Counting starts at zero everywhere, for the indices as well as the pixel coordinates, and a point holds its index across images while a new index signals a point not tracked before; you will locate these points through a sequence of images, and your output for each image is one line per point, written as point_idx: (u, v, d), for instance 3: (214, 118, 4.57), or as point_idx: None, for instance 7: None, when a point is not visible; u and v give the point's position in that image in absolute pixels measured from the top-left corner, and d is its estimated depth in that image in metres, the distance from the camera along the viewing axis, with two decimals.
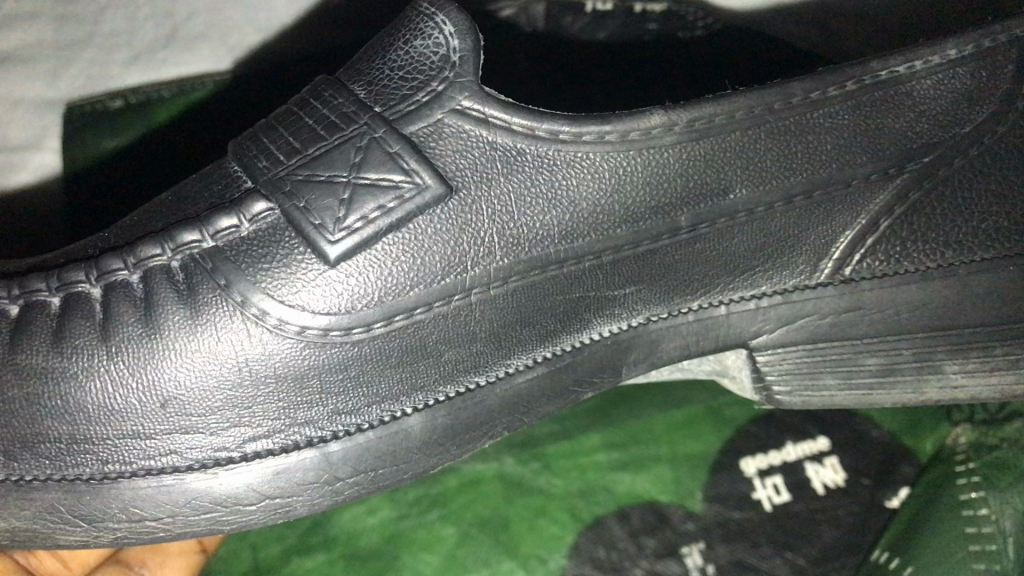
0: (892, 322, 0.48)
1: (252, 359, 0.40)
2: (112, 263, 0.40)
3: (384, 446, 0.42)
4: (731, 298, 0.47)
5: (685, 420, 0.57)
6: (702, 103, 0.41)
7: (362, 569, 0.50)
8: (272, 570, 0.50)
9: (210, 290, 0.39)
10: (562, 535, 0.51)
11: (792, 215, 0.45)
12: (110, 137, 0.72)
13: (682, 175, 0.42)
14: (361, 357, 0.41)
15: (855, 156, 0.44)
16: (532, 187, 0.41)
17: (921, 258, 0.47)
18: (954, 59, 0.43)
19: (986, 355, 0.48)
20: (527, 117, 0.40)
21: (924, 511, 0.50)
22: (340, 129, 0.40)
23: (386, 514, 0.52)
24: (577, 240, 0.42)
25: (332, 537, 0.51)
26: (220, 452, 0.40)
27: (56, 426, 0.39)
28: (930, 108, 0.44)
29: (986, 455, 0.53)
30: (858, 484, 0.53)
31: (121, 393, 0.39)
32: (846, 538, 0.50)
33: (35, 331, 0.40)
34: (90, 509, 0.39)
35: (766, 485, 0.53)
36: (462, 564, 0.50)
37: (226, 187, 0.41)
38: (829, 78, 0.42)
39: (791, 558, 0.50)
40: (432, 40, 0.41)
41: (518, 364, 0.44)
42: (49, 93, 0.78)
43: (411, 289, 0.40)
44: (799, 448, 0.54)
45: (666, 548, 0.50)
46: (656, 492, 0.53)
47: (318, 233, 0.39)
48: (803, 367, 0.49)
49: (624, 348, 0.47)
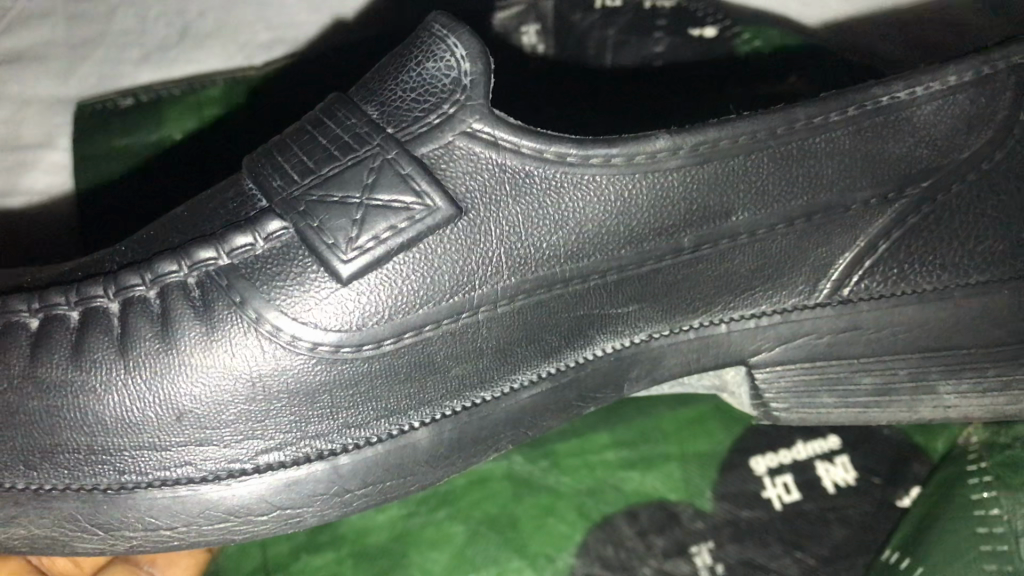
0: (886, 341, 0.49)
1: (265, 374, 0.40)
2: (130, 278, 0.41)
3: (392, 460, 0.43)
4: (732, 316, 0.48)
5: (694, 421, 0.56)
6: (707, 128, 0.41)
7: (371, 569, 0.50)
8: (282, 567, 0.50)
9: (225, 307, 0.40)
10: (570, 534, 0.51)
11: (792, 237, 0.45)
12: (121, 136, 0.73)
13: (685, 198, 0.42)
14: (371, 374, 0.41)
15: (858, 176, 0.44)
16: (540, 209, 0.41)
17: (919, 279, 0.48)
18: (955, 84, 0.43)
19: (979, 376, 0.49)
20: (535, 141, 0.40)
21: (937, 510, 0.50)
22: (353, 150, 0.40)
23: (395, 513, 0.52)
24: (582, 260, 0.42)
25: (339, 535, 0.51)
26: (234, 464, 0.41)
27: (75, 437, 0.39)
28: (930, 134, 0.44)
29: (999, 454, 0.52)
30: (870, 482, 0.53)
31: (138, 407, 0.40)
32: (857, 537, 0.50)
33: (54, 343, 0.40)
34: (107, 520, 0.40)
35: (777, 484, 0.53)
36: (471, 561, 0.50)
37: (240, 206, 0.42)
38: (832, 102, 0.42)
39: (802, 557, 0.50)
40: (444, 62, 0.41)
41: (522, 379, 0.45)
42: (59, 92, 0.80)
43: (420, 307, 0.41)
44: (810, 448, 0.54)
45: (675, 546, 0.50)
46: (666, 491, 0.53)
47: (331, 253, 0.39)
48: (799, 385, 0.50)
49: (626, 364, 0.48)
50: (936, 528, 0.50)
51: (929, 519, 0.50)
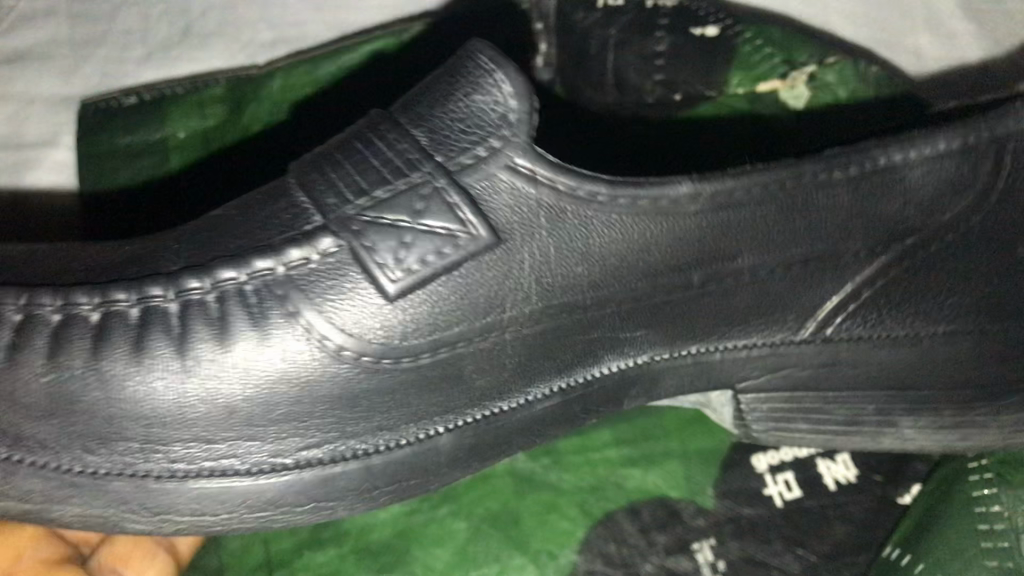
0: (861, 375, 0.60)
1: (316, 382, 0.49)
2: (190, 281, 0.49)
3: (418, 460, 0.53)
4: (726, 346, 0.58)
5: (691, 421, 0.76)
6: (723, 179, 0.51)
7: (374, 564, 0.68)
8: (285, 562, 0.69)
9: (279, 316, 0.49)
10: (573, 531, 0.70)
11: (779, 280, 0.55)
12: (125, 135, 0.83)
13: (699, 240, 0.52)
14: (407, 383, 0.51)
15: (854, 230, 0.54)
16: (570, 241, 0.51)
17: (884, 324, 0.58)
18: (943, 150, 0.52)
19: (935, 416, 0.62)
20: (574, 180, 0.49)
21: (934, 509, 0.67)
22: (404, 175, 0.49)
23: (397, 509, 0.71)
24: (577, 293, 0.52)
25: (343, 531, 0.70)
26: (278, 458, 0.50)
27: (136, 427, 0.49)
28: (919, 195, 0.54)
29: (999, 454, 0.69)
30: (869, 480, 0.71)
31: (201, 406, 0.49)
32: (855, 535, 0.68)
33: (114, 340, 0.48)
34: (161, 500, 0.50)
35: (778, 482, 0.71)
36: (472, 558, 0.69)
37: (295, 218, 0.50)
38: (836, 162, 0.52)
39: (802, 555, 0.68)
40: (491, 98, 0.50)
41: (535, 393, 0.55)
42: (65, 89, 0.89)
43: (455, 324, 0.50)
44: (811, 449, 0.72)
45: (676, 543, 0.69)
46: (669, 489, 0.72)
47: (381, 275, 0.48)
48: (781, 412, 0.61)
49: (627, 379, 0.57)
50: (936, 526, 0.66)
51: (928, 517, 0.67)
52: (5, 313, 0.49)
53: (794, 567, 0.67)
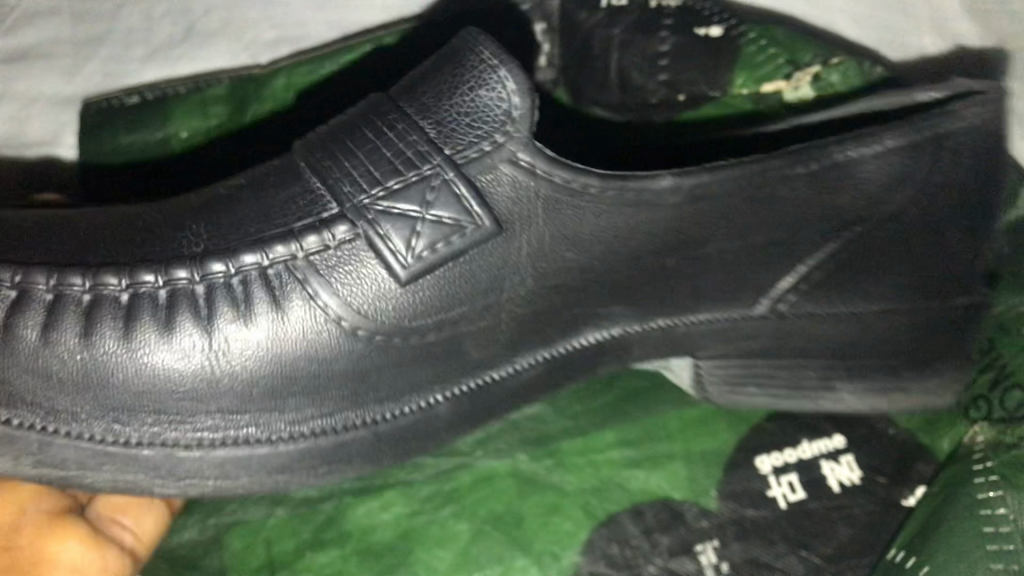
0: (806, 346, 0.69)
1: (334, 357, 0.57)
2: (214, 265, 0.55)
3: (419, 425, 0.61)
4: (689, 319, 0.66)
5: (697, 422, 0.77)
6: (700, 173, 0.59)
7: (378, 564, 0.70)
8: (289, 561, 0.71)
9: (301, 298, 0.56)
10: (576, 532, 0.71)
11: (739, 261, 0.64)
12: (127, 134, 0.84)
13: (673, 227, 0.61)
14: (413, 354, 0.59)
15: (808, 217, 0.63)
16: (560, 229, 0.59)
17: (830, 301, 0.67)
18: (891, 148, 0.61)
19: (867, 378, 0.70)
20: (567, 173, 0.57)
21: (941, 512, 0.67)
22: (417, 167, 0.55)
23: (401, 510, 0.72)
24: (563, 276, 0.60)
25: (346, 532, 0.72)
26: (297, 427, 0.58)
27: (170, 395, 0.55)
28: (867, 186, 0.62)
29: (1006, 455, 0.69)
30: (875, 482, 0.72)
31: (229, 375, 0.56)
32: (857, 536, 0.70)
33: (143, 317, 0.55)
34: (188, 467, 0.56)
35: (783, 484, 0.72)
36: (475, 558, 0.70)
37: (313, 203, 0.56)
38: (797, 158, 0.60)
39: (806, 556, 0.69)
40: (496, 94, 0.57)
41: (523, 364, 0.63)
42: (68, 90, 0.90)
43: (457, 306, 0.58)
44: (816, 447, 0.74)
45: (680, 545, 0.70)
46: (673, 490, 0.73)
47: (395, 260, 0.56)
48: (733, 373, 0.71)
49: (603, 350, 0.66)
50: (942, 529, 0.66)
51: (934, 521, 0.66)
52: (35, 295, 0.54)
53: (798, 568, 0.69)
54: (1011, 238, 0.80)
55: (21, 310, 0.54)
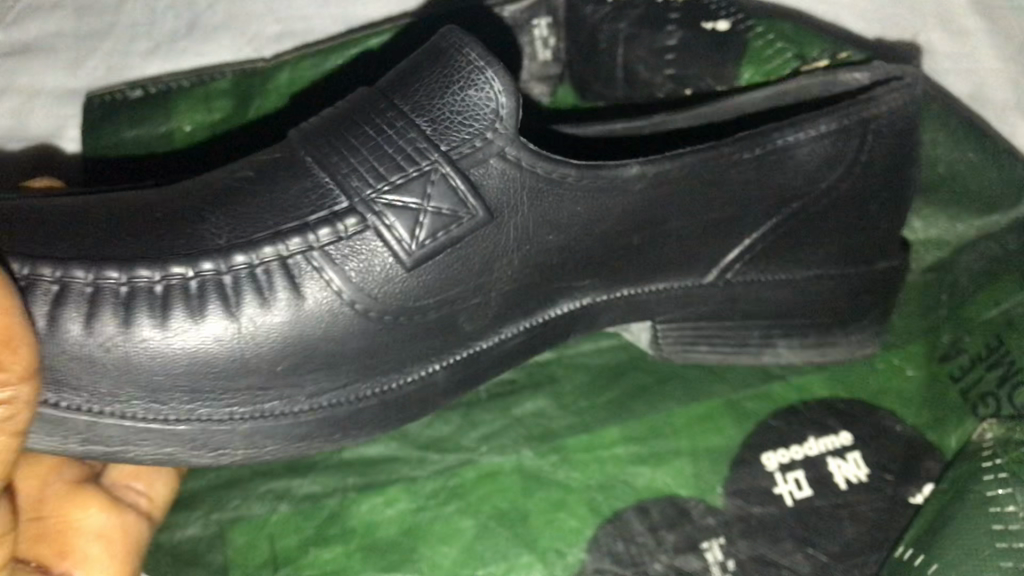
0: (752, 311, 0.72)
1: (346, 337, 0.59)
2: (238, 256, 0.57)
3: (419, 393, 0.63)
4: (647, 288, 0.69)
5: (705, 418, 0.76)
6: (664, 161, 0.62)
7: (382, 559, 0.70)
8: (293, 557, 0.70)
9: (317, 284, 0.57)
10: (581, 529, 0.70)
11: (692, 236, 0.67)
12: (129, 129, 0.84)
13: (643, 208, 0.63)
14: (418, 332, 0.61)
15: (754, 196, 0.66)
16: (550, 216, 0.61)
17: (773, 271, 0.70)
18: (824, 132, 0.65)
19: (804, 337, 0.74)
20: (547, 165, 0.59)
21: (946, 511, 0.66)
22: (416, 163, 0.58)
23: (405, 506, 0.72)
24: (551, 257, 0.63)
25: (350, 528, 0.71)
26: (315, 402, 0.59)
27: (201, 377, 0.56)
28: (804, 167, 0.66)
29: (1013, 452, 0.67)
30: (883, 480, 0.72)
31: (255, 356, 0.57)
32: (864, 533, 0.70)
33: (174, 306, 0.56)
34: (220, 440, 0.58)
35: (789, 481, 0.72)
36: (481, 554, 0.69)
37: (322, 197, 0.58)
38: (744, 144, 0.64)
39: (813, 554, 0.69)
40: (484, 93, 0.59)
41: (508, 332, 0.65)
42: (71, 84, 0.90)
43: (460, 289, 0.60)
44: (822, 444, 0.74)
45: (686, 543, 0.70)
46: (679, 487, 0.72)
47: (400, 249, 0.58)
48: (685, 335, 0.73)
49: (575, 318, 0.68)
50: (945, 527, 0.65)
51: (939, 519, 0.66)
52: (76, 286, 0.55)
53: (805, 565, 0.69)
54: (1015, 239, 0.79)
55: (65, 302, 0.54)
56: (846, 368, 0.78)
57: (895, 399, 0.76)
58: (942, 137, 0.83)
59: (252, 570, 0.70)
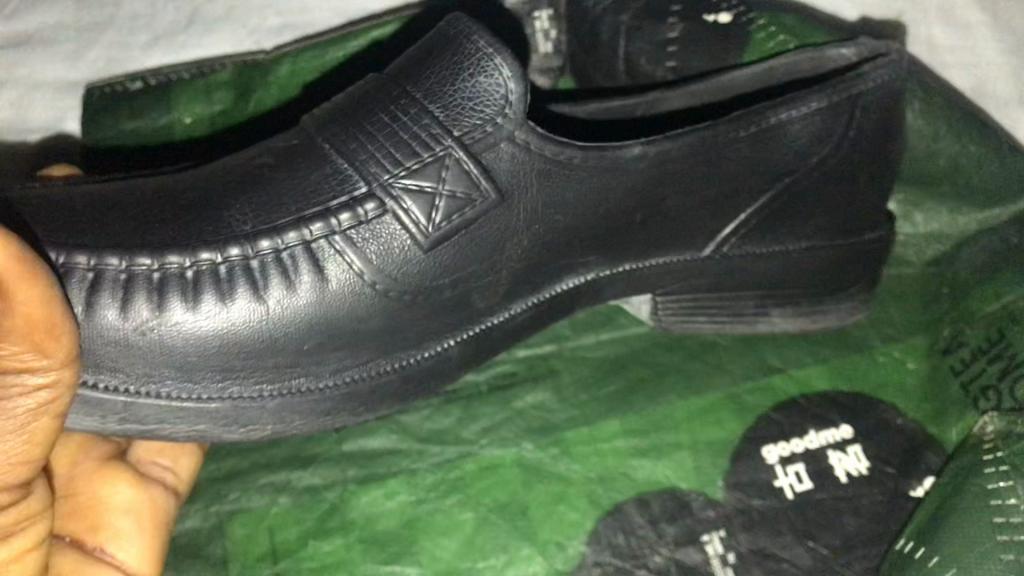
0: (747, 282, 0.74)
1: (366, 314, 0.61)
2: (263, 241, 0.58)
3: (436, 366, 0.65)
4: (650, 263, 0.70)
5: (706, 411, 0.76)
6: (664, 142, 0.63)
7: (383, 551, 0.69)
8: (292, 550, 0.70)
9: (338, 265, 0.59)
10: (582, 521, 0.70)
11: (692, 211, 0.68)
12: (130, 120, 0.84)
13: (645, 187, 0.65)
14: (433, 309, 0.62)
15: (749, 173, 0.67)
16: (559, 197, 0.62)
17: (768, 244, 0.72)
18: (815, 109, 0.66)
19: (798, 307, 0.76)
20: (555, 148, 0.61)
21: (946, 506, 0.66)
22: (431, 149, 0.59)
23: (405, 499, 0.72)
24: (561, 236, 0.64)
25: (350, 520, 0.71)
26: (339, 376, 0.62)
27: (231, 357, 0.59)
28: (798, 144, 0.67)
29: (1015, 445, 0.66)
30: (884, 473, 0.72)
31: (282, 334, 0.59)
32: (864, 526, 0.70)
33: (205, 289, 0.58)
34: (250, 416, 0.60)
35: (790, 474, 0.72)
36: (481, 547, 0.69)
37: (341, 182, 0.59)
38: (739, 124, 0.65)
39: (814, 547, 0.69)
40: (494, 80, 0.60)
41: (519, 307, 0.67)
42: (70, 75, 0.90)
43: (475, 268, 0.62)
44: (823, 437, 0.74)
45: (686, 536, 0.69)
46: (679, 480, 0.72)
47: (417, 231, 0.59)
48: (683, 306, 0.76)
49: (579, 294, 0.69)
50: (944, 520, 0.65)
51: (940, 513, 0.66)
52: (109, 273, 0.56)
53: (805, 558, 0.68)
54: (1017, 231, 0.78)
55: (100, 289, 0.56)
56: (846, 362, 0.78)
57: (895, 392, 0.76)
58: (944, 129, 0.83)
59: (250, 563, 0.69)
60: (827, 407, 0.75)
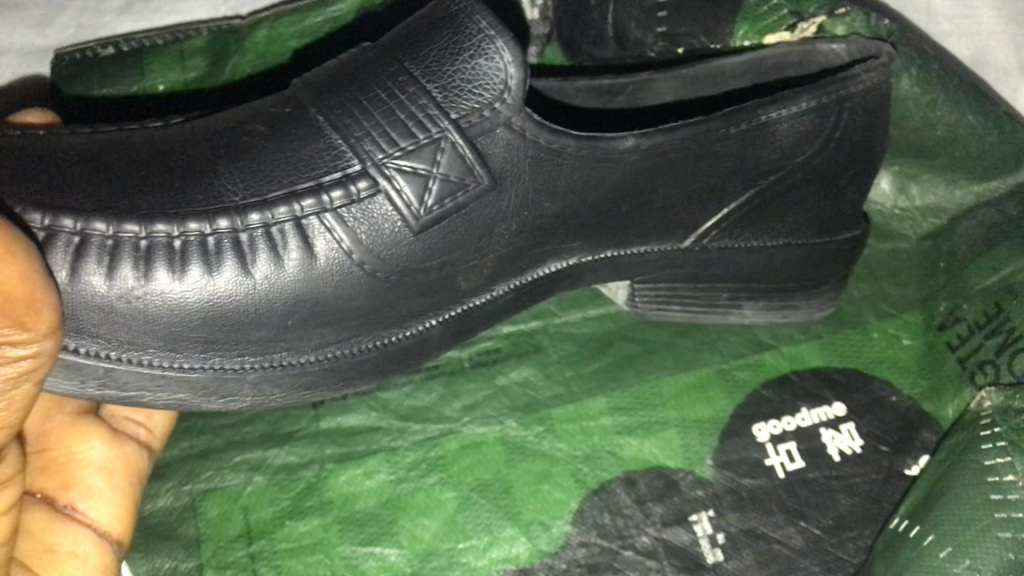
0: (726, 276, 0.71)
1: (350, 297, 0.58)
2: (254, 215, 0.55)
3: (416, 345, 0.63)
4: (631, 252, 0.67)
5: (695, 386, 0.73)
6: (658, 136, 0.61)
7: (361, 532, 0.67)
8: (267, 531, 0.67)
9: (327, 245, 0.56)
10: (566, 501, 0.68)
11: (673, 203, 0.65)
12: (101, 87, 0.81)
13: (636, 177, 0.62)
14: (421, 288, 0.60)
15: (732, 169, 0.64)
16: (554, 180, 0.60)
17: (750, 240, 0.69)
18: (803, 110, 0.63)
19: (771, 299, 0.73)
20: (549, 137, 0.58)
21: (942, 481, 0.64)
22: (427, 130, 0.56)
23: (384, 478, 0.69)
24: (552, 218, 0.62)
25: (328, 500, 0.68)
26: (320, 353, 0.59)
27: (216, 329, 0.56)
28: (785, 142, 0.64)
29: (1012, 420, 0.64)
30: (878, 452, 0.70)
31: (266, 311, 0.57)
32: (856, 506, 0.67)
33: (192, 260, 0.54)
34: (230, 388, 0.58)
35: (780, 453, 0.70)
36: (462, 526, 0.67)
37: (333, 161, 0.56)
38: (732, 119, 0.62)
39: (806, 527, 0.67)
40: (494, 64, 0.57)
41: (501, 289, 0.64)
42: (40, 41, 0.87)
43: (465, 247, 0.59)
44: (816, 414, 0.71)
45: (673, 515, 0.67)
46: (667, 458, 0.70)
47: (408, 211, 0.57)
48: (659, 296, 0.73)
49: (560, 277, 0.67)
50: (940, 499, 0.63)
51: (936, 489, 0.64)
52: (95, 239, 0.53)
53: (797, 538, 0.66)
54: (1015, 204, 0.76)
55: (85, 254, 0.52)
56: (840, 338, 0.76)
57: (891, 369, 0.74)
58: (942, 99, 0.80)
59: (224, 544, 0.67)
60: (820, 385, 0.73)
